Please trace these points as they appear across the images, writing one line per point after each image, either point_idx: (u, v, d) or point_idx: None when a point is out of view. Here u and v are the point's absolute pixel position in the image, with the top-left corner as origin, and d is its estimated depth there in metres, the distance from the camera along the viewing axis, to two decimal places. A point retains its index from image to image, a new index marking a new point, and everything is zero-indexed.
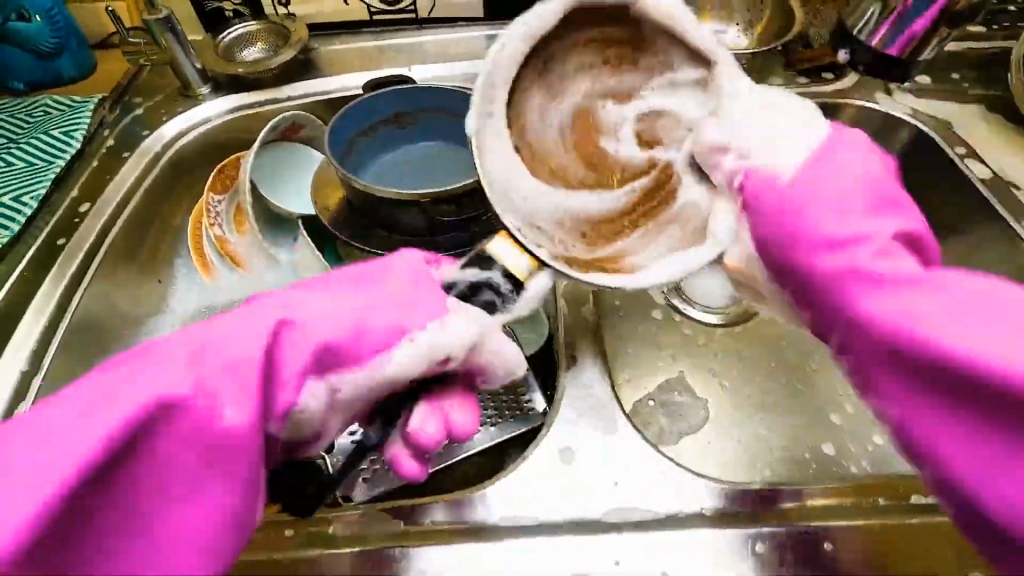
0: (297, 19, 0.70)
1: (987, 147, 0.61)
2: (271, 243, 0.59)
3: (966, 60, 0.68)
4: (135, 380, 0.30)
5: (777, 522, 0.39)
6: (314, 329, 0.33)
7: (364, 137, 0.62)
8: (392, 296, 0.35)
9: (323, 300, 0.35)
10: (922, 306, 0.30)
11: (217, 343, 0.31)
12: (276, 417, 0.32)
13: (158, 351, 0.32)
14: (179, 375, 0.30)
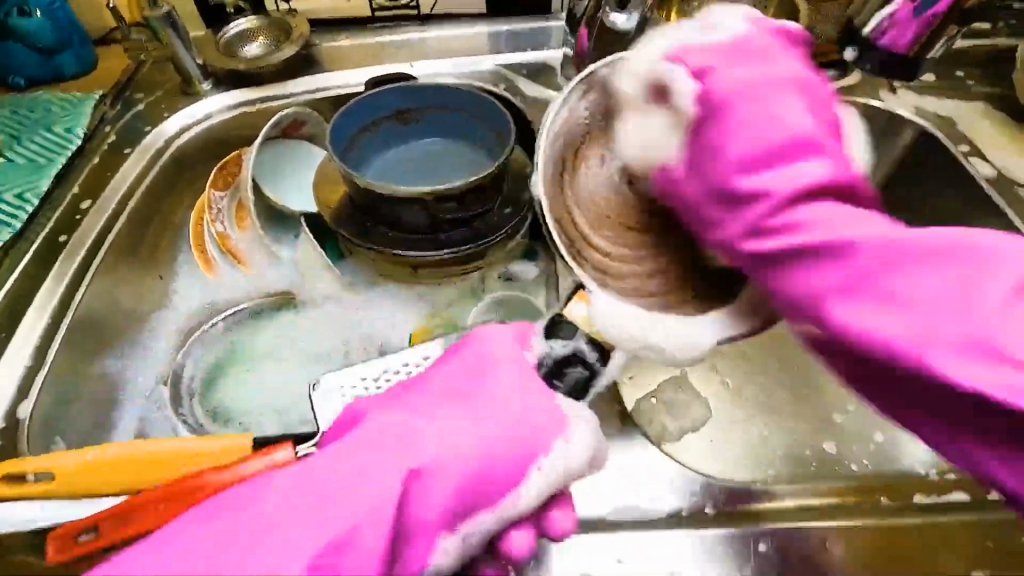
0: (298, 14, 0.69)
1: (992, 145, 0.60)
2: (273, 239, 0.60)
3: (970, 57, 0.68)
4: (287, 531, 0.30)
5: (778, 521, 0.39)
6: (442, 476, 0.33)
7: (366, 133, 0.61)
8: (515, 425, 0.35)
9: (440, 429, 0.35)
10: (934, 278, 0.27)
11: (344, 495, 0.31)
12: (405, 569, 0.32)
13: (275, 506, 0.31)
14: (321, 535, 0.30)
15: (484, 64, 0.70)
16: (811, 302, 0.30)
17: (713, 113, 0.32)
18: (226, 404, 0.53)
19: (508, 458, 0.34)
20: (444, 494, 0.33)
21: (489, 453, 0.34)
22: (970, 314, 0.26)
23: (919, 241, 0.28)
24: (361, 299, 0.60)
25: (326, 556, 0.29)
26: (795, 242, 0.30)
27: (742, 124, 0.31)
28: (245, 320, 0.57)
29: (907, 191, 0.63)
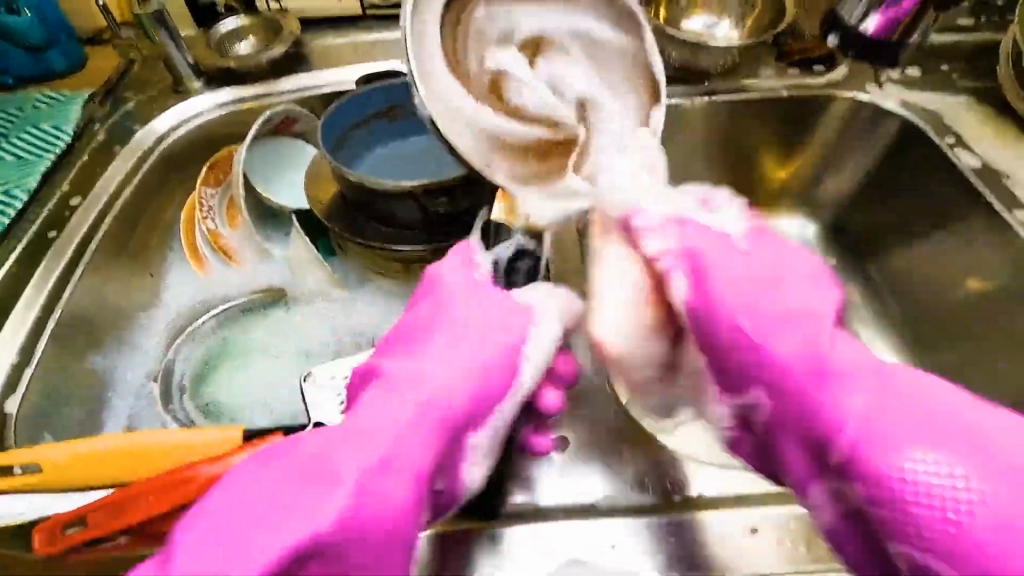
0: (288, 14, 0.70)
1: (978, 137, 0.61)
2: (263, 236, 0.61)
3: (951, 52, 0.69)
4: (334, 453, 0.31)
5: (766, 506, 0.40)
6: (453, 391, 0.36)
7: (357, 130, 0.61)
8: (508, 338, 0.39)
9: (443, 354, 0.38)
10: (946, 435, 0.30)
11: (375, 425, 0.33)
12: (446, 475, 0.36)
13: (318, 444, 0.32)
14: (366, 455, 0.32)
15: None
16: (872, 487, 0.30)
17: (705, 264, 0.34)
18: (215, 400, 0.53)
19: (505, 363, 0.38)
20: (473, 399, 0.36)
21: (504, 360, 0.38)
22: (955, 460, 0.29)
23: (943, 422, 0.30)
24: (352, 295, 0.60)
25: (369, 471, 0.31)
26: (828, 389, 0.31)
27: (756, 301, 0.33)
28: (235, 318, 0.58)
29: (891, 182, 0.64)
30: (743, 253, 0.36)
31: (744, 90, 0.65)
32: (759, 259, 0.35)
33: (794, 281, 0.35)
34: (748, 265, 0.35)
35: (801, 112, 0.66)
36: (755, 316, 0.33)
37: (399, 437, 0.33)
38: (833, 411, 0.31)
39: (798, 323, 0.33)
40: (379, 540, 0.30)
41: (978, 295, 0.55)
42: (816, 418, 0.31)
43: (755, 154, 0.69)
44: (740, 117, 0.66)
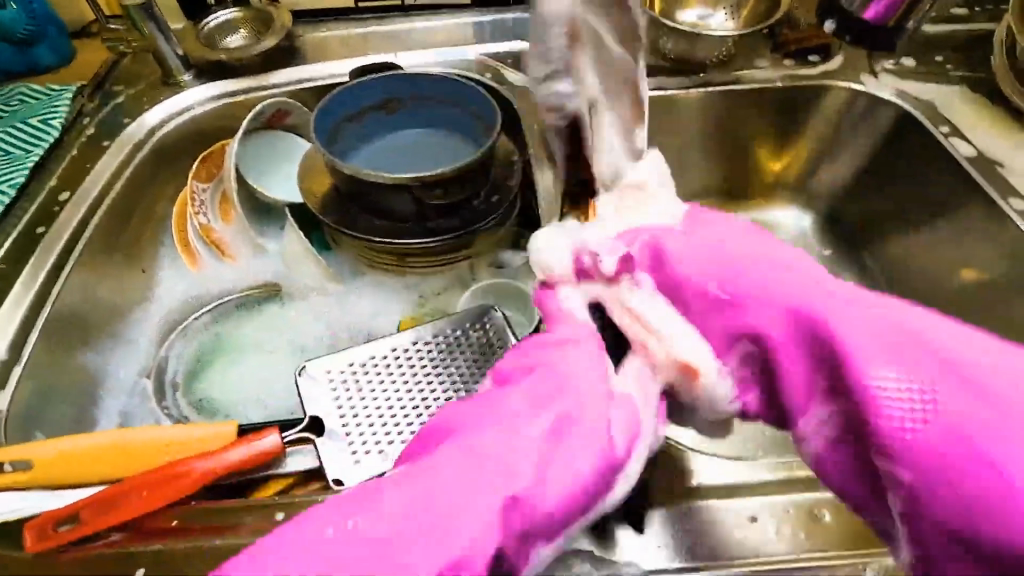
0: (280, 6, 0.69)
1: (971, 126, 0.61)
2: (257, 231, 0.60)
3: (945, 43, 0.69)
4: (400, 542, 0.26)
5: (766, 494, 0.40)
6: (553, 484, 0.29)
7: (351, 123, 0.61)
8: (618, 426, 0.32)
9: (554, 433, 0.31)
10: (917, 339, 0.29)
11: (454, 508, 0.27)
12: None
13: (391, 523, 0.26)
14: (437, 555, 0.26)
15: (470, 54, 0.70)
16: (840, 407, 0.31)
17: (664, 246, 0.37)
18: (209, 396, 0.53)
19: (611, 458, 0.31)
20: (565, 496, 0.29)
21: (607, 447, 0.31)
22: (918, 363, 0.29)
23: (907, 327, 0.30)
24: (346, 290, 0.59)
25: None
26: (782, 311, 0.33)
27: (712, 255, 0.36)
28: (230, 313, 0.57)
29: (887, 172, 0.64)
30: (709, 230, 0.38)
31: (741, 81, 0.65)
32: (720, 230, 0.38)
33: (762, 242, 0.37)
34: (711, 243, 0.37)
35: (796, 103, 0.66)
36: (719, 279, 0.35)
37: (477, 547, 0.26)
38: (797, 329, 0.32)
39: (756, 269, 0.35)
40: None
41: (973, 285, 0.56)
42: (777, 344, 0.33)
43: (751, 146, 0.69)
44: (735, 109, 0.66)
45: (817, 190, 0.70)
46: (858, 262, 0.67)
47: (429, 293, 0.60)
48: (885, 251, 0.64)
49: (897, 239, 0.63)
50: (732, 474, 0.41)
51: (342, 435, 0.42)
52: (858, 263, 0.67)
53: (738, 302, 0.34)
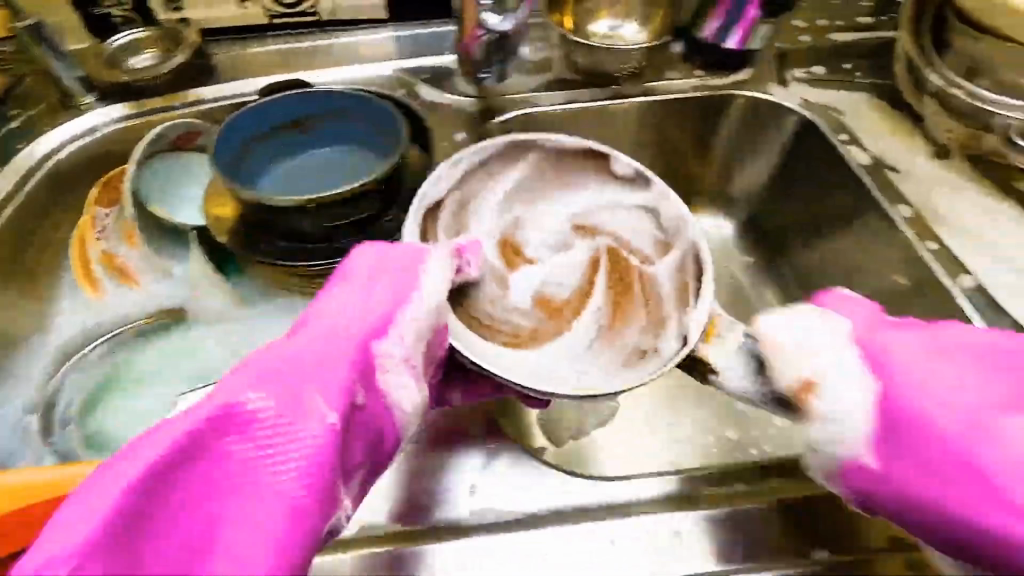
0: (190, 25, 0.68)
1: (871, 131, 0.62)
2: (160, 255, 0.59)
3: (853, 50, 0.71)
4: (281, 353, 0.34)
5: (695, 509, 0.47)
6: (336, 321, 0.37)
7: (258, 143, 0.59)
8: (396, 281, 0.39)
9: (355, 291, 0.39)
10: None
11: (301, 343, 0.35)
12: (367, 407, 0.35)
13: (269, 352, 0.34)
14: (296, 361, 0.34)
15: (385, 70, 0.70)
16: (951, 545, 0.37)
17: (895, 409, 0.37)
18: (100, 430, 0.52)
19: (392, 301, 0.38)
20: (369, 334, 0.37)
21: (380, 302, 0.38)
22: None
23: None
24: (252, 314, 0.59)
25: (302, 375, 0.33)
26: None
27: (940, 421, 0.36)
28: (130, 343, 0.56)
29: (794, 179, 0.65)
30: (887, 384, 0.37)
31: (652, 92, 0.65)
32: (925, 371, 0.38)
33: (930, 388, 0.37)
34: (885, 398, 0.37)
35: (709, 112, 0.66)
36: (887, 442, 0.37)
37: (297, 360, 0.34)
38: (1010, 500, 0.34)
39: (934, 414, 0.36)
40: (304, 451, 0.31)
41: (883, 289, 0.55)
42: (932, 503, 0.36)
43: (671, 154, 0.69)
44: (645, 123, 0.67)
45: (737, 199, 0.71)
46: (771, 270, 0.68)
47: None
48: (795, 258, 0.66)
49: (801, 248, 0.65)
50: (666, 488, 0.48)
51: None
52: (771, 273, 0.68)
53: (911, 472, 0.36)
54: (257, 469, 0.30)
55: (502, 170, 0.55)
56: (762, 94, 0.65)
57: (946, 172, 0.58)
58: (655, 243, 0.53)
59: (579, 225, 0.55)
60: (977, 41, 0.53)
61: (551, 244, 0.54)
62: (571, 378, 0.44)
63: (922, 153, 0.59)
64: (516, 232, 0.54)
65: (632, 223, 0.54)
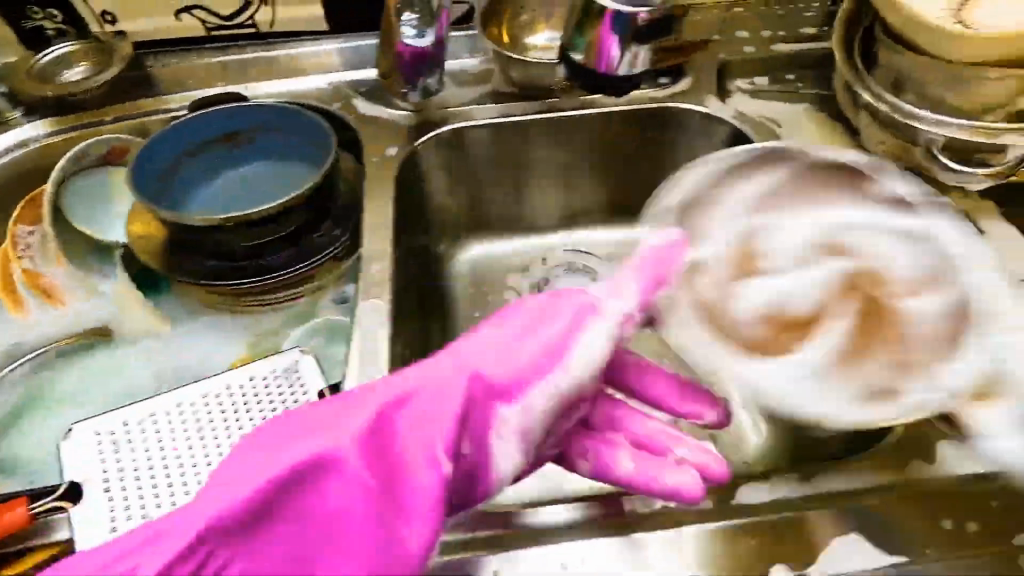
0: (126, 38, 0.67)
1: (806, 144, 0.62)
2: (84, 271, 0.59)
3: (799, 59, 0.70)
4: (372, 397, 0.36)
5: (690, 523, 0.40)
6: (487, 363, 0.37)
7: (188, 160, 0.59)
8: (552, 332, 0.38)
9: (508, 337, 0.39)
10: None
11: (401, 386, 0.36)
12: (468, 464, 0.35)
13: (372, 394, 0.36)
14: (384, 410, 0.35)
15: (323, 83, 0.68)
16: None
17: None
18: (12, 454, 0.50)
19: (535, 357, 0.37)
20: (484, 386, 0.36)
21: (529, 353, 0.37)
22: None
23: None
24: (178, 332, 0.56)
25: (396, 428, 0.35)
26: None
27: None
28: (51, 362, 0.55)
29: None
30: None
31: (586, 106, 0.65)
32: None
33: None
34: None
35: (646, 124, 0.66)
36: None
37: (388, 412, 0.35)
38: None
39: None
40: (384, 510, 0.33)
41: None
42: None
43: (612, 166, 0.69)
44: (584, 137, 0.66)
45: None
46: None
47: (266, 331, 0.56)
48: None
49: None
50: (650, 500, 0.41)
51: (102, 493, 0.40)
52: None
53: None
54: (342, 516, 0.33)
55: (761, 189, 0.52)
56: (700, 107, 0.64)
57: None
58: (915, 275, 0.46)
59: (831, 246, 0.48)
60: (908, 56, 0.52)
61: (796, 257, 0.48)
62: (827, 413, 0.41)
63: None
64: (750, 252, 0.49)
65: (887, 247, 0.48)
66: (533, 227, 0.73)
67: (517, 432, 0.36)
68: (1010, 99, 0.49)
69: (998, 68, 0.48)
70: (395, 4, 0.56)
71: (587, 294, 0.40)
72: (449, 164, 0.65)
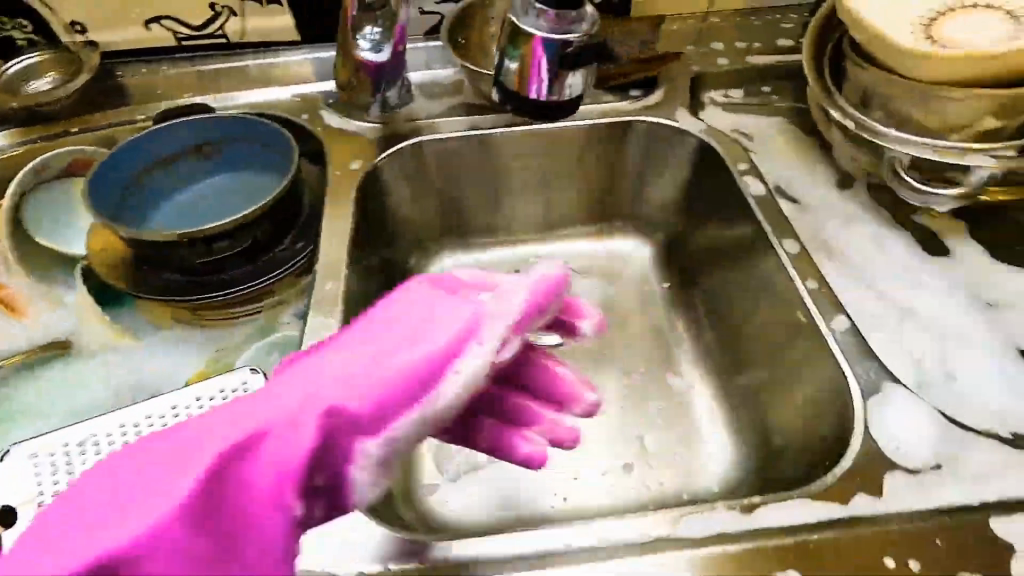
0: (94, 47, 0.66)
1: (778, 159, 0.61)
2: (44, 284, 0.58)
3: (777, 71, 0.69)
4: (237, 424, 0.34)
5: (662, 551, 0.37)
6: (351, 381, 0.35)
7: (153, 172, 0.59)
8: (424, 349, 0.36)
9: (377, 351, 0.37)
10: None
11: (260, 411, 0.35)
12: (327, 491, 0.34)
13: (229, 421, 0.34)
14: (233, 442, 0.33)
15: (293, 94, 0.68)
16: None
17: None
18: None
19: (406, 374, 0.35)
20: (339, 409, 0.34)
21: (396, 369, 0.36)
22: None
23: None
24: (137, 346, 0.56)
25: (252, 462, 0.33)
26: None
27: None
28: (7, 377, 0.54)
29: (706, 206, 0.65)
30: None
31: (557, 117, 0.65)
32: None
33: None
34: None
35: (616, 137, 0.65)
36: None
37: (243, 445, 0.33)
38: None
39: None
40: (241, 547, 0.33)
41: (782, 326, 0.53)
42: None
43: (584, 180, 0.69)
44: (556, 149, 0.66)
45: (656, 223, 0.70)
46: (688, 298, 0.66)
47: (226, 347, 0.56)
48: (712, 286, 0.64)
49: (716, 277, 0.63)
50: (626, 527, 0.38)
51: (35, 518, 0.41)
52: (687, 300, 0.66)
53: None
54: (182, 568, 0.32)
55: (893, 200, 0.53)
56: (672, 120, 0.64)
57: (843, 204, 0.58)
58: (905, 313, 0.50)
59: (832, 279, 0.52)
60: (871, 73, 0.51)
61: (901, 284, 0.52)
62: (932, 440, 0.42)
63: (822, 185, 0.59)
64: (855, 273, 0.52)
65: (932, 287, 0.52)
66: (506, 238, 0.71)
67: (379, 464, 0.35)
68: (977, 119, 0.48)
69: (964, 87, 0.47)
70: (351, 13, 0.55)
71: (475, 285, 0.43)
72: (416, 176, 0.65)
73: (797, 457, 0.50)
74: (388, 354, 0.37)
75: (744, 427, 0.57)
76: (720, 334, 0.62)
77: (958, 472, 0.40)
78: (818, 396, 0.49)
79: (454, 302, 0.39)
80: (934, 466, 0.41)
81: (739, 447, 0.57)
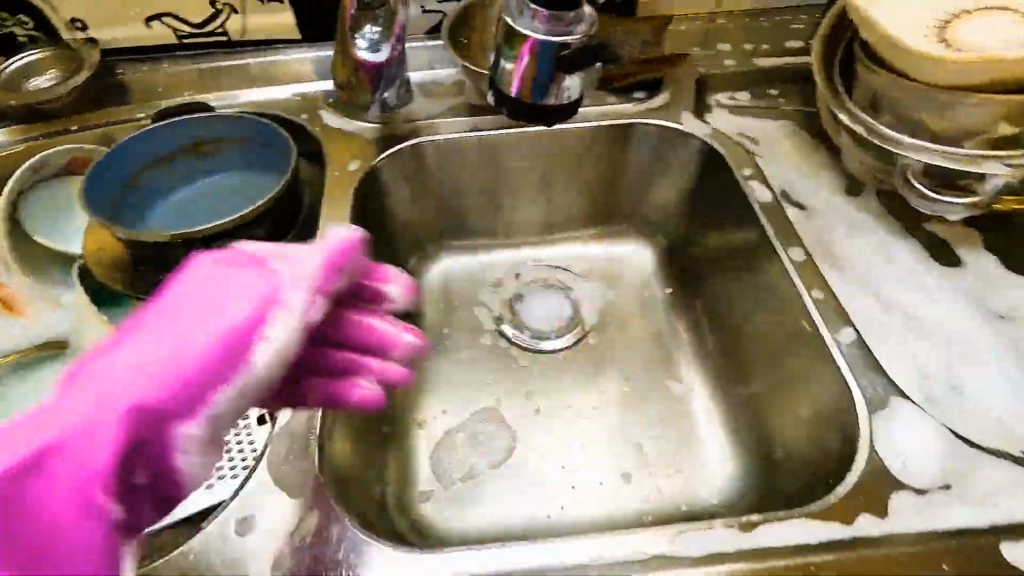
0: (93, 43, 0.66)
1: (784, 164, 0.60)
2: (41, 283, 0.58)
3: (783, 74, 0.68)
4: (43, 422, 0.32)
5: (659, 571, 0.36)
6: (144, 362, 0.33)
7: (152, 170, 0.59)
8: (226, 328, 0.35)
9: (185, 335, 0.35)
10: None
11: (66, 403, 0.33)
12: (155, 472, 0.32)
13: (37, 418, 0.33)
14: (34, 440, 0.32)
15: (293, 93, 0.67)
16: None
17: None
18: None
19: (207, 350, 0.34)
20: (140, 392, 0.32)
21: (197, 354, 0.34)
22: None
23: None
24: None
25: (56, 457, 0.31)
26: None
27: None
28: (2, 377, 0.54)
29: (710, 211, 0.63)
30: None
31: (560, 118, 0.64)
32: None
33: None
34: None
35: (619, 140, 0.64)
36: None
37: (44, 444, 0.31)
38: None
39: None
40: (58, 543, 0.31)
41: (786, 336, 0.52)
42: None
43: (586, 183, 0.68)
44: (558, 151, 0.65)
45: (659, 227, 0.69)
46: (690, 304, 0.65)
47: None
48: (715, 293, 0.63)
49: (719, 284, 0.62)
50: (622, 544, 0.37)
51: None
52: (689, 307, 0.65)
53: None
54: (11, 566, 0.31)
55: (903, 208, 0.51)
56: (676, 123, 0.62)
57: (851, 211, 0.56)
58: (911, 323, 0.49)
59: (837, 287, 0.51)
60: (881, 77, 0.49)
61: (912, 293, 0.51)
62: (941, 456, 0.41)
63: (829, 191, 0.58)
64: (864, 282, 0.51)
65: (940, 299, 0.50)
66: (506, 241, 0.71)
67: (204, 445, 0.33)
68: (991, 126, 0.46)
69: (978, 93, 0.45)
70: (350, 12, 0.54)
71: (236, 253, 0.39)
72: (415, 177, 0.64)
73: (800, 471, 0.49)
74: (170, 337, 0.35)
75: (746, 438, 0.56)
76: (722, 342, 0.61)
77: (967, 493, 0.39)
78: (823, 409, 0.47)
79: (248, 278, 0.37)
80: (943, 487, 0.39)
81: (741, 457, 0.55)
